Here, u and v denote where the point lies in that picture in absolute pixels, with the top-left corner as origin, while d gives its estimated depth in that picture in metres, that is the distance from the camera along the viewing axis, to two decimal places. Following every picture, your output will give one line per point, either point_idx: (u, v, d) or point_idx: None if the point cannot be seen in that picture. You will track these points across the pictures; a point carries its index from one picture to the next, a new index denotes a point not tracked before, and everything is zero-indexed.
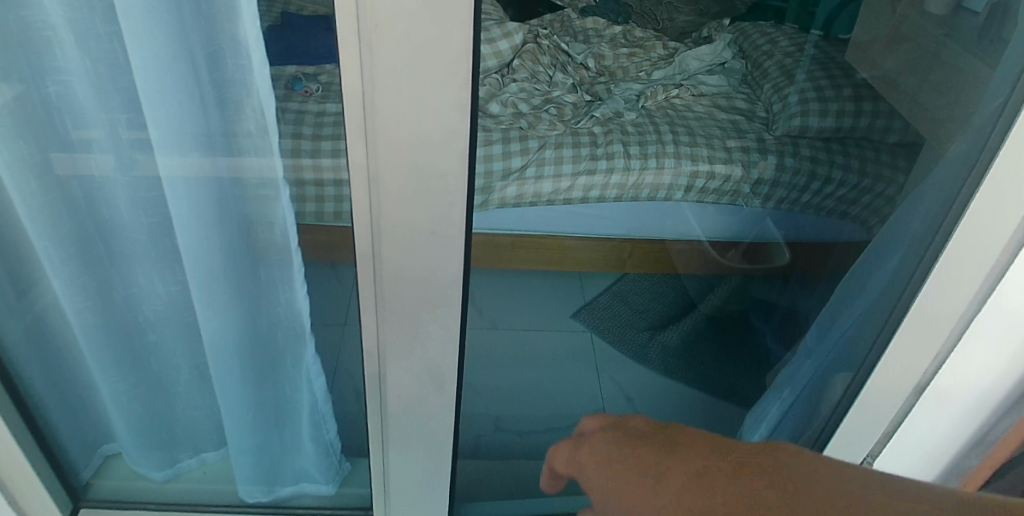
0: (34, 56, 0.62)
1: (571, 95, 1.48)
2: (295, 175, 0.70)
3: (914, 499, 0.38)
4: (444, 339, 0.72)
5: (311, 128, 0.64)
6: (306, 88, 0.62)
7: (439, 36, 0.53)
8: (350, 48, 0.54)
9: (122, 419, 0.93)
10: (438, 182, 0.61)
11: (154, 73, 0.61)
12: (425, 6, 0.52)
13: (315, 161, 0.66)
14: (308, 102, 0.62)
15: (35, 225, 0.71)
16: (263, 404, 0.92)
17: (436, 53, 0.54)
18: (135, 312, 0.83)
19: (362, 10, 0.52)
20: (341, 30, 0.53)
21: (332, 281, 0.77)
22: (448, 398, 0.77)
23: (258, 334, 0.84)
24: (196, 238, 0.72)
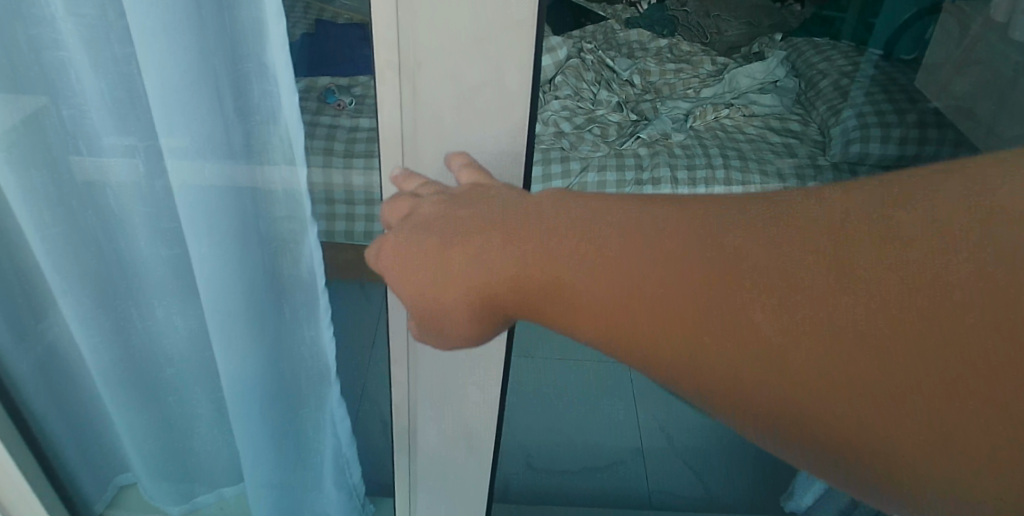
0: (48, 77, 0.58)
1: (616, 113, 1.44)
2: (322, 193, 0.65)
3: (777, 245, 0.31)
4: (479, 393, 0.70)
5: (343, 144, 0.61)
6: (338, 102, 0.59)
7: (492, 76, 0.49)
8: (390, 82, 0.49)
9: (137, 453, 0.89)
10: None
11: (173, 101, 0.56)
12: (480, 42, 0.47)
13: (347, 179, 0.63)
14: (340, 117, 0.60)
15: (52, 254, 0.68)
16: (284, 445, 0.87)
17: (485, 94, 0.50)
18: (153, 346, 0.78)
19: (403, 41, 0.48)
20: (380, 63, 0.49)
21: (366, 309, 0.73)
22: (482, 459, 0.75)
23: (280, 373, 0.79)
24: (216, 275, 0.67)
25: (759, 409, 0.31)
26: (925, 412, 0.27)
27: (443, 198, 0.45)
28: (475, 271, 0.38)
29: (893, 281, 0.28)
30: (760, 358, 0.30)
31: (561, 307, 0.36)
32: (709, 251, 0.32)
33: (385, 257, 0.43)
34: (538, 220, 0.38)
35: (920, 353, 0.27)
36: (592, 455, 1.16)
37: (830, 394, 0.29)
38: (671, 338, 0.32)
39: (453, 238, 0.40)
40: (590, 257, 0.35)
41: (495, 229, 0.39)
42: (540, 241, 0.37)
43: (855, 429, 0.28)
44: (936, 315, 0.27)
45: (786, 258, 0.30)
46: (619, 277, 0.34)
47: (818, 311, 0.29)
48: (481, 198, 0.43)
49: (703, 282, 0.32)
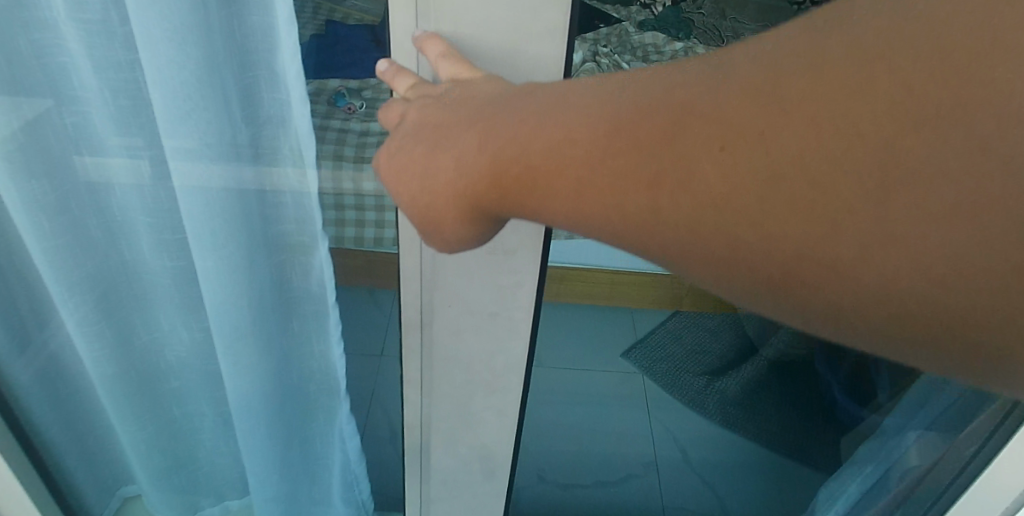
0: (49, 83, 0.56)
1: None
2: (331, 201, 0.63)
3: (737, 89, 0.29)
4: (499, 410, 0.68)
5: (354, 148, 0.60)
6: (348, 106, 0.60)
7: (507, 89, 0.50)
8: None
9: (140, 466, 0.87)
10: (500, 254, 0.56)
11: (178, 114, 0.54)
12: (500, 56, 0.48)
13: (357, 186, 0.62)
14: (350, 119, 0.60)
15: (53, 270, 0.65)
16: (293, 463, 0.84)
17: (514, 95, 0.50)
18: (158, 357, 0.77)
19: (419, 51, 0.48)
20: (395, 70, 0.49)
21: (375, 318, 0.72)
22: (498, 484, 0.75)
23: (288, 388, 0.77)
24: (221, 290, 0.65)
25: (765, 274, 0.30)
26: (939, 251, 0.26)
27: (426, 96, 0.43)
28: (454, 157, 0.36)
29: (892, 115, 0.26)
30: (761, 218, 0.28)
31: (541, 193, 0.33)
32: (689, 109, 0.30)
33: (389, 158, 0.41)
34: (508, 107, 0.36)
35: (933, 204, 0.26)
36: (605, 469, 1.10)
37: (819, 242, 0.28)
38: (664, 209, 0.30)
39: (435, 137, 0.38)
40: (545, 135, 0.33)
41: (468, 123, 0.37)
42: (516, 125, 0.34)
43: (852, 274, 0.28)
44: (939, 146, 0.26)
45: (772, 102, 0.28)
46: (599, 150, 0.31)
47: (795, 156, 0.28)
48: (461, 92, 0.41)
49: (690, 143, 0.29)
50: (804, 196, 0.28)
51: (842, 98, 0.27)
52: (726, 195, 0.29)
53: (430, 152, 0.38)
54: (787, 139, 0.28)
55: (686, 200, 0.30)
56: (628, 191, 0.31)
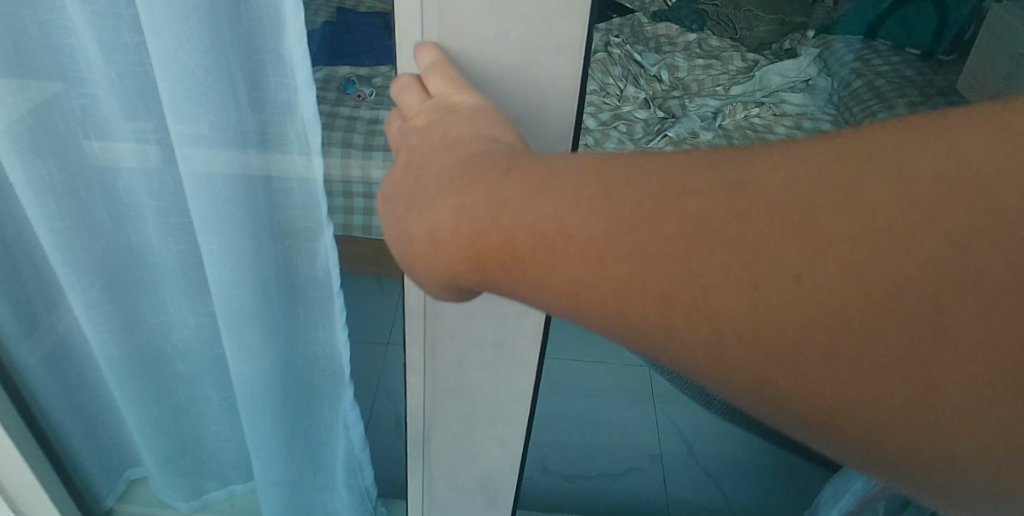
0: (58, 67, 0.57)
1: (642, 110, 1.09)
2: (340, 188, 0.62)
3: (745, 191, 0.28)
4: (507, 397, 0.67)
5: (363, 136, 0.59)
6: (358, 93, 0.59)
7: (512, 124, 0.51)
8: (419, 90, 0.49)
9: (145, 448, 0.88)
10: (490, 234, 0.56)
11: (182, 96, 0.54)
12: (513, 62, 0.48)
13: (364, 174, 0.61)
14: (360, 109, 0.59)
15: (59, 249, 0.66)
16: (295, 447, 0.85)
17: (529, 80, 0.48)
18: (164, 340, 0.77)
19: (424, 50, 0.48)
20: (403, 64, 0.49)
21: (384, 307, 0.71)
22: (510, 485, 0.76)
23: (295, 373, 0.78)
24: (226, 272, 0.65)
25: (803, 401, 0.26)
26: (972, 379, 0.23)
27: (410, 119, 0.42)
28: (435, 223, 0.34)
29: (913, 233, 0.25)
30: (784, 333, 0.26)
31: (537, 279, 0.31)
32: (690, 208, 0.28)
33: (391, 187, 0.39)
34: (482, 171, 0.34)
35: (979, 312, 0.23)
36: (608, 459, 1.12)
37: (859, 361, 0.25)
38: (676, 325, 0.28)
39: (410, 186, 0.37)
40: (529, 229, 0.31)
41: (441, 181, 0.35)
42: (496, 197, 0.32)
43: (902, 396, 0.25)
44: (967, 266, 0.24)
45: (788, 207, 0.26)
46: (605, 248, 0.29)
47: (817, 263, 0.26)
48: (438, 114, 0.40)
49: (699, 249, 0.27)
50: (832, 307, 0.25)
51: (862, 208, 0.25)
52: (748, 305, 0.27)
53: (420, 199, 0.35)
54: (805, 245, 0.26)
55: (703, 310, 0.27)
56: (638, 298, 0.29)
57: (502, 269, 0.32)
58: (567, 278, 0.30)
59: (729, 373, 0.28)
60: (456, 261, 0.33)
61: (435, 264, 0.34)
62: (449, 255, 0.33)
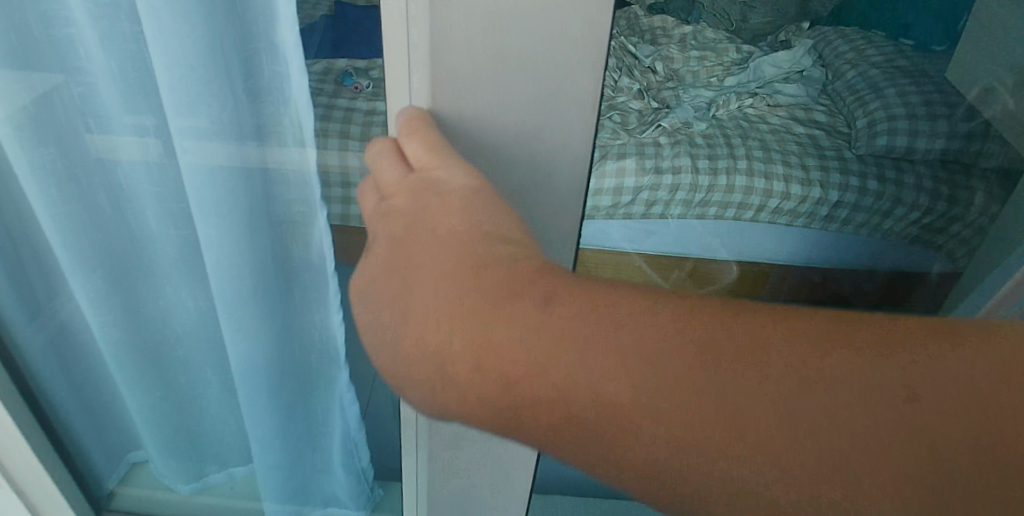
0: (58, 56, 0.58)
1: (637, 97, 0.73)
2: (336, 175, 0.61)
3: (715, 313, 0.33)
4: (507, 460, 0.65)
5: (359, 127, 0.55)
6: (356, 84, 0.54)
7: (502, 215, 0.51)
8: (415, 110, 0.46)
9: (147, 430, 0.90)
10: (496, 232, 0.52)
11: (179, 83, 0.56)
12: (510, 41, 0.42)
13: (342, 162, 0.60)
14: (356, 99, 0.55)
15: (60, 232, 0.68)
16: (293, 425, 0.87)
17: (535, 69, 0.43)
18: (164, 324, 0.79)
19: (413, 80, 0.45)
20: (390, 103, 0.48)
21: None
22: None
23: (292, 353, 0.80)
24: (224, 257, 0.67)
25: (751, 491, 0.30)
26: (894, 479, 0.28)
27: (394, 197, 0.44)
28: (429, 307, 0.36)
29: (853, 362, 0.30)
30: (746, 428, 0.30)
31: (513, 363, 0.33)
32: (671, 314, 0.33)
33: (376, 271, 0.41)
34: (472, 259, 0.37)
35: (904, 429, 0.28)
36: None
37: (805, 456, 0.29)
38: (648, 410, 0.31)
39: (398, 277, 0.39)
40: (518, 312, 0.34)
41: (428, 271, 0.38)
42: (476, 280, 0.36)
43: (838, 491, 0.28)
44: (898, 391, 0.29)
45: (754, 325, 0.31)
46: (590, 333, 0.33)
47: (777, 371, 0.30)
48: (428, 193, 0.42)
49: (677, 346, 0.32)
50: (786, 407, 0.29)
51: (817, 336, 0.31)
52: (714, 398, 0.30)
53: (406, 287, 0.38)
54: (766, 354, 0.31)
55: (673, 396, 0.31)
56: (615, 383, 0.32)
57: (477, 357, 0.34)
58: (547, 357, 0.33)
59: (685, 461, 0.30)
60: (441, 348, 0.35)
61: (417, 360, 0.36)
62: (435, 346, 0.35)
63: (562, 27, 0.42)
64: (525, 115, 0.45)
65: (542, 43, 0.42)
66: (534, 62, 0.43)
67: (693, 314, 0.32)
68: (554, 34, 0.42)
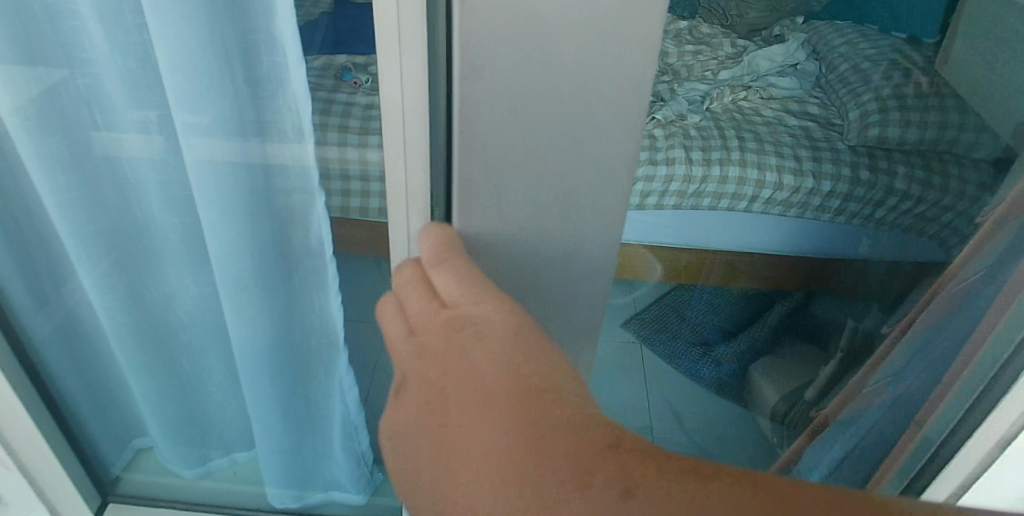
0: (64, 47, 0.60)
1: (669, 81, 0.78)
2: (336, 170, 0.64)
3: (691, 467, 0.39)
4: None
5: (360, 121, 0.58)
6: (355, 79, 0.57)
7: (540, 248, 0.52)
8: (412, 111, 0.50)
9: (152, 416, 0.92)
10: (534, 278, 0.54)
11: (180, 72, 0.58)
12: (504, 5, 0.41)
13: (341, 157, 0.63)
14: (355, 94, 0.57)
15: (66, 219, 0.70)
16: (294, 410, 0.89)
17: (539, 30, 0.42)
18: (168, 310, 0.81)
19: (404, 62, 0.48)
20: (384, 100, 0.50)
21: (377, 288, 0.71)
22: None
23: (292, 338, 0.82)
24: (227, 240, 0.70)
25: None
26: None
27: (424, 335, 0.49)
28: (447, 425, 0.44)
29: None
30: None
31: (508, 486, 0.40)
32: (655, 461, 0.39)
33: (413, 385, 0.49)
34: (516, 394, 0.43)
35: None
36: None
37: None
38: None
39: (427, 389, 0.47)
40: (516, 440, 0.41)
41: (472, 412, 0.44)
42: (498, 399, 0.43)
43: None
44: None
45: (724, 480, 0.38)
46: (580, 463, 0.40)
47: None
48: (463, 334, 0.47)
49: (655, 487, 0.38)
50: None
51: (774, 495, 0.37)
52: None
53: (434, 391, 0.46)
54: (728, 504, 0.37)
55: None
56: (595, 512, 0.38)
57: (482, 474, 0.41)
58: (540, 482, 0.39)
59: None
60: (457, 470, 0.42)
61: (439, 480, 0.43)
62: (453, 468, 0.43)
63: (592, 51, 0.43)
64: (554, 137, 0.46)
65: (576, 70, 0.43)
66: (569, 90, 0.44)
67: (673, 464, 0.39)
68: (586, 61, 0.43)
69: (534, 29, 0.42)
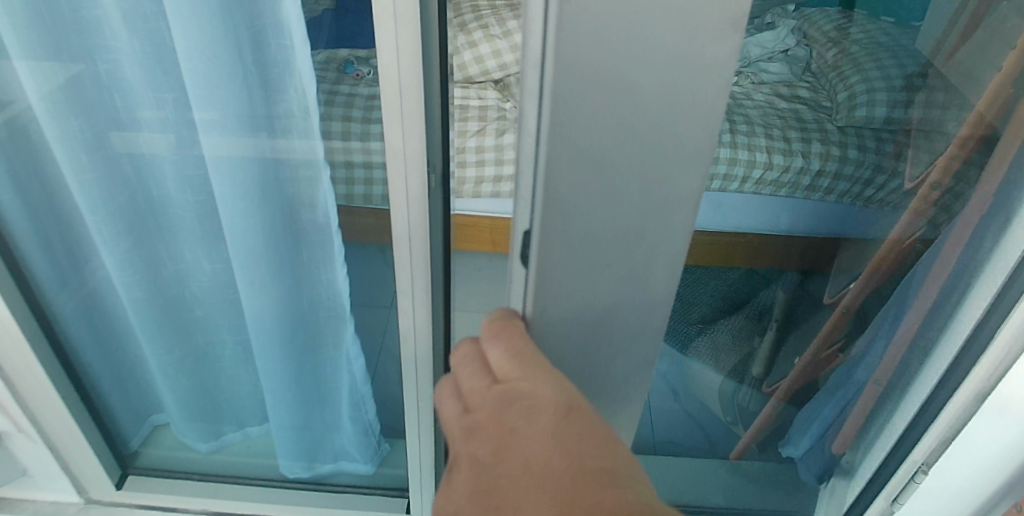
0: (84, 35, 0.64)
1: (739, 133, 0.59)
2: (340, 159, 0.71)
3: None
4: None
5: (364, 110, 0.63)
6: (357, 72, 0.62)
7: (616, 282, 0.49)
8: (407, 77, 0.56)
9: (169, 394, 0.96)
10: (598, 318, 0.51)
11: (195, 56, 0.62)
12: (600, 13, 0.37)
13: (345, 145, 0.70)
14: (357, 86, 0.62)
15: (87, 199, 0.74)
16: (304, 384, 0.94)
17: (624, 47, 0.39)
18: (183, 287, 0.85)
19: (401, 38, 0.54)
20: (384, 75, 0.56)
21: (380, 266, 0.78)
22: None
23: (301, 312, 0.86)
24: (240, 216, 0.74)
25: None
26: None
27: (478, 413, 0.47)
28: (490, 464, 0.44)
29: None
30: None
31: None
32: None
33: (456, 437, 0.48)
34: (571, 446, 0.43)
35: None
36: None
37: None
38: None
39: (470, 435, 0.46)
40: (568, 481, 0.41)
41: (520, 464, 0.43)
42: (548, 446, 0.43)
43: None
44: None
45: None
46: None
47: None
48: (517, 411, 0.45)
49: None
50: None
51: None
52: None
53: (477, 437, 0.46)
54: None
55: None
56: None
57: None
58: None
59: None
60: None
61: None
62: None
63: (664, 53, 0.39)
64: (631, 155, 0.43)
65: (653, 82, 0.40)
66: (647, 103, 0.41)
67: None
68: (650, 66, 0.40)
69: (604, 51, 0.38)
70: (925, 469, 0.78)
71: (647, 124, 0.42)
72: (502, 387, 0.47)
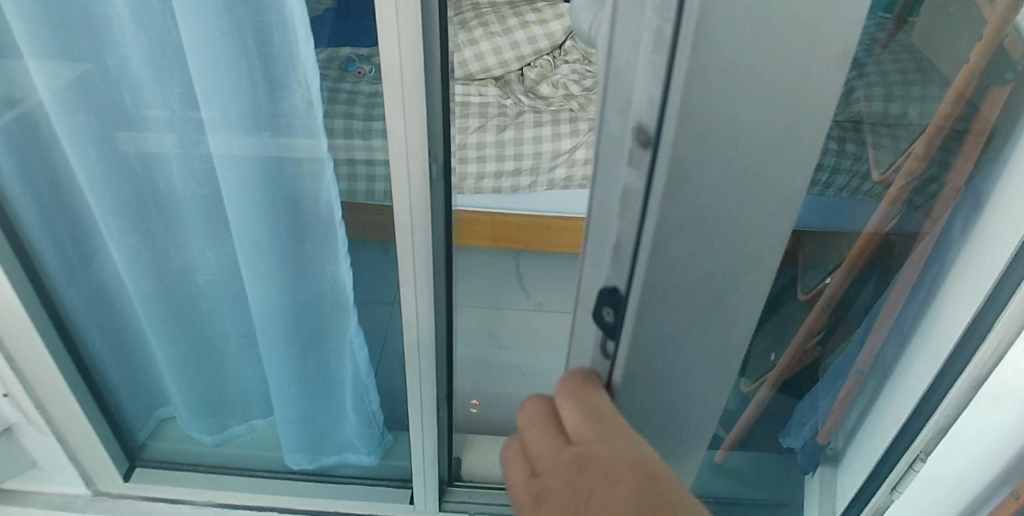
0: (92, 32, 0.65)
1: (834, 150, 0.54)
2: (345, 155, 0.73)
3: None
4: None
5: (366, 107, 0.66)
6: (358, 70, 0.66)
7: (695, 340, 0.42)
8: (408, 69, 0.58)
9: (175, 387, 0.98)
10: (668, 377, 0.43)
11: (200, 50, 0.64)
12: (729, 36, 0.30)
13: (348, 142, 0.72)
14: (360, 83, 0.67)
15: (94, 192, 0.76)
16: (309, 376, 0.95)
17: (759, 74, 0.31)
18: (189, 280, 0.87)
19: (402, 32, 0.56)
20: (385, 64, 0.58)
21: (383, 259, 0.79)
22: None
23: (305, 305, 0.87)
24: (245, 208, 0.75)
25: None
26: None
27: (548, 477, 0.38)
28: None
29: None
30: None
31: None
32: None
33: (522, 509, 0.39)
34: None
35: None
36: None
37: None
38: None
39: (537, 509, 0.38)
40: None
41: None
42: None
43: None
44: None
45: None
46: None
47: None
48: (591, 477, 0.37)
49: None
50: None
51: None
52: None
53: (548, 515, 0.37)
54: None
55: None
56: None
57: None
58: None
59: None
60: None
61: None
62: None
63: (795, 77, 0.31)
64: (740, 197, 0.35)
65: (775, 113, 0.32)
66: (760, 136, 0.33)
67: None
68: (775, 104, 0.32)
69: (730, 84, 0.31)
70: (923, 457, 0.78)
71: (762, 159, 0.34)
72: (571, 446, 0.38)
